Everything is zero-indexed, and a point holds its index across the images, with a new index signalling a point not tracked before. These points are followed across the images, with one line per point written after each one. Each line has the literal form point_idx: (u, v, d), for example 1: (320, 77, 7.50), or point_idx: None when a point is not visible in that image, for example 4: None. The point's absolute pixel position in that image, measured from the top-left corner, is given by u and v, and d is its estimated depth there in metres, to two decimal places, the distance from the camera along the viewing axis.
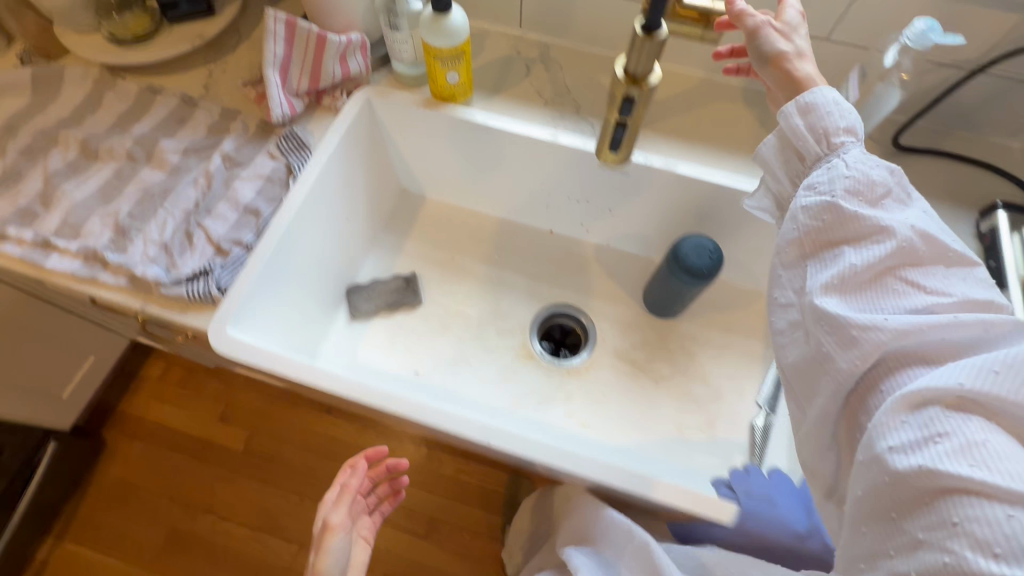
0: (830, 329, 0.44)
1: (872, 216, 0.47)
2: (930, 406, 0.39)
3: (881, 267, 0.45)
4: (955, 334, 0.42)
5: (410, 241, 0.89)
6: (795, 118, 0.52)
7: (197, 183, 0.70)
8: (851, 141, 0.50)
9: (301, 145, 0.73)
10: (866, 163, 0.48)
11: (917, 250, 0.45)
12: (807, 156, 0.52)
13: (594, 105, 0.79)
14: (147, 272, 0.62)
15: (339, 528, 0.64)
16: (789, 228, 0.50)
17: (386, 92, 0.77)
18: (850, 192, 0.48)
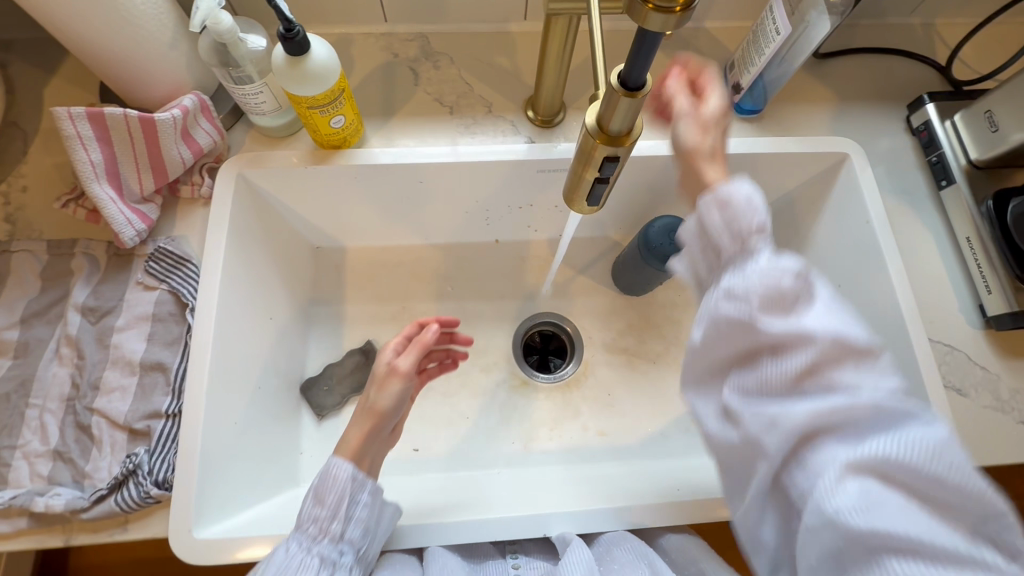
0: (751, 411, 0.38)
1: (792, 328, 0.37)
2: (866, 467, 0.34)
3: (797, 373, 0.37)
4: (872, 424, 0.35)
5: (349, 303, 0.76)
6: (710, 211, 0.42)
7: (62, 356, 0.54)
8: (767, 242, 0.41)
9: (180, 261, 0.57)
10: (775, 271, 0.38)
11: (835, 353, 0.36)
12: (717, 255, 0.42)
13: (504, 97, 0.69)
14: (52, 502, 0.48)
15: (402, 377, 0.55)
16: (705, 338, 0.41)
17: (259, 158, 0.61)
18: (767, 304, 0.38)
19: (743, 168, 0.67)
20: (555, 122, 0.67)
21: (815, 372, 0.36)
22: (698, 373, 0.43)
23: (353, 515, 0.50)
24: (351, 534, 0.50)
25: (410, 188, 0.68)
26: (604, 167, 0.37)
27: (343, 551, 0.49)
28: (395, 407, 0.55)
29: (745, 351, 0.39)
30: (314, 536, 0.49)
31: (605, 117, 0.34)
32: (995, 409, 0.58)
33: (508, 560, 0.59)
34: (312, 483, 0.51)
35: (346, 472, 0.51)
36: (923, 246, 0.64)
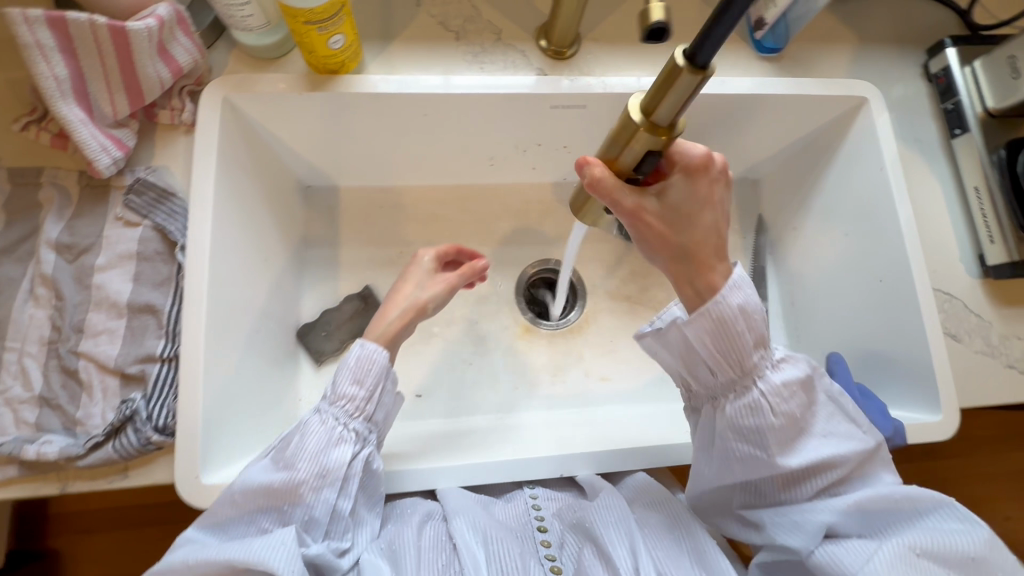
0: (775, 518, 0.48)
1: (812, 459, 0.47)
2: (912, 558, 0.42)
3: (815, 495, 0.48)
4: (862, 498, 0.45)
5: (344, 247, 0.73)
6: (704, 336, 0.47)
7: (39, 297, 0.50)
8: (764, 356, 0.48)
9: (163, 195, 0.52)
10: (784, 400, 0.47)
11: (863, 457, 0.48)
12: (727, 371, 0.48)
13: (513, 24, 0.64)
14: (44, 449, 0.46)
15: (447, 287, 0.57)
16: (717, 470, 0.51)
17: (247, 82, 0.55)
18: (777, 442, 0.48)
19: (760, 110, 0.65)
20: (569, 53, 0.63)
21: (823, 465, 0.47)
22: (726, 482, 0.51)
23: (382, 399, 0.52)
24: (377, 416, 0.52)
25: (413, 122, 0.63)
26: (642, 159, 0.43)
27: (372, 430, 0.51)
28: (439, 304, 0.57)
29: (766, 483, 0.49)
30: (348, 415, 0.50)
31: (656, 103, 0.39)
32: (985, 353, 0.60)
33: (526, 490, 0.60)
34: (344, 363, 0.51)
35: (381, 359, 0.51)
36: (931, 197, 0.64)
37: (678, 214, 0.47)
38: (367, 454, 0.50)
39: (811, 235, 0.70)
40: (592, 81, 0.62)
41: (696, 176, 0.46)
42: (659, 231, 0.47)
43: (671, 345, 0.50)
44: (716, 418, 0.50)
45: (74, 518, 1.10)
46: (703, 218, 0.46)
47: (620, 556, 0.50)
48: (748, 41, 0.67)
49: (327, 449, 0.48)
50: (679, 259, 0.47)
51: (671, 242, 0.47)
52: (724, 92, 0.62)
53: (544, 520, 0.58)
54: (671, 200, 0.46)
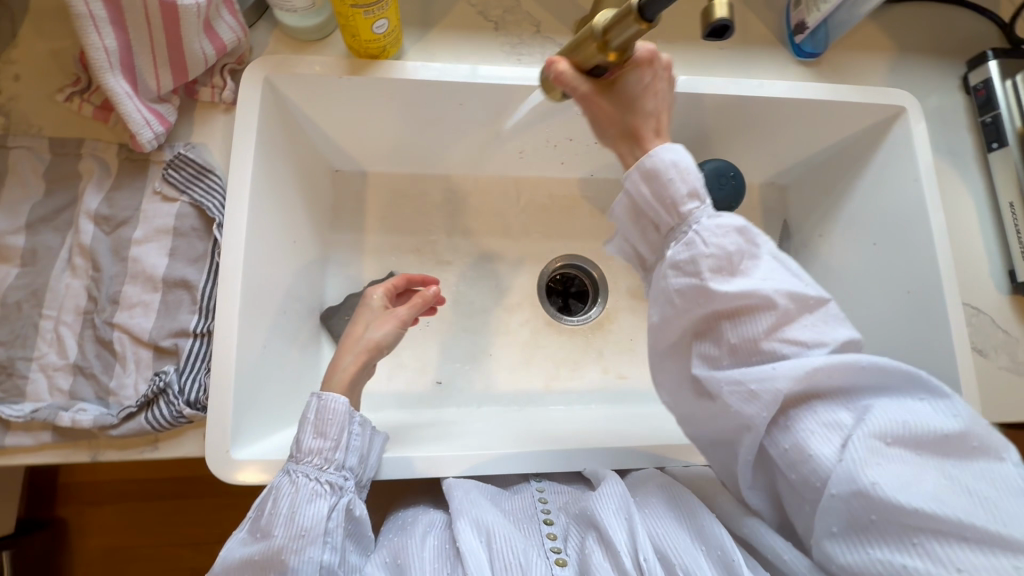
0: (731, 387, 0.44)
1: (748, 290, 0.44)
2: (883, 441, 0.40)
3: (758, 338, 0.44)
4: (819, 363, 0.41)
5: (369, 232, 0.73)
6: (639, 186, 0.48)
7: (76, 267, 0.50)
8: (699, 205, 0.47)
9: (201, 171, 0.52)
10: (718, 234, 0.45)
11: (792, 309, 0.44)
12: (661, 226, 0.49)
13: (552, 17, 0.64)
14: (79, 417, 0.46)
15: (399, 322, 0.56)
16: (668, 310, 0.48)
17: (288, 63, 0.55)
18: (714, 270, 0.45)
19: (796, 114, 0.65)
20: None
21: (765, 303, 0.43)
22: (672, 342, 0.49)
23: (351, 444, 0.50)
24: (351, 462, 0.50)
25: (447, 111, 0.63)
26: (591, 65, 0.48)
27: (345, 478, 0.49)
28: (393, 342, 0.55)
29: (708, 319, 0.46)
30: (319, 469, 0.48)
31: (610, 29, 0.43)
32: (1010, 369, 0.60)
33: (533, 484, 0.60)
34: (307, 418, 0.50)
35: (343, 406, 0.50)
36: (965, 210, 0.64)
37: (623, 101, 0.50)
38: (346, 503, 0.49)
39: (838, 242, 0.70)
40: None
41: (641, 68, 0.49)
42: (607, 117, 0.50)
43: (624, 212, 0.51)
44: (659, 266, 0.49)
45: (84, 488, 1.12)
46: (646, 106, 0.50)
47: (617, 529, 0.50)
48: (786, 45, 0.66)
49: (301, 508, 0.46)
50: (625, 138, 0.50)
51: (615, 127, 0.50)
52: (761, 94, 0.62)
53: (550, 514, 0.56)
54: (620, 89, 0.50)
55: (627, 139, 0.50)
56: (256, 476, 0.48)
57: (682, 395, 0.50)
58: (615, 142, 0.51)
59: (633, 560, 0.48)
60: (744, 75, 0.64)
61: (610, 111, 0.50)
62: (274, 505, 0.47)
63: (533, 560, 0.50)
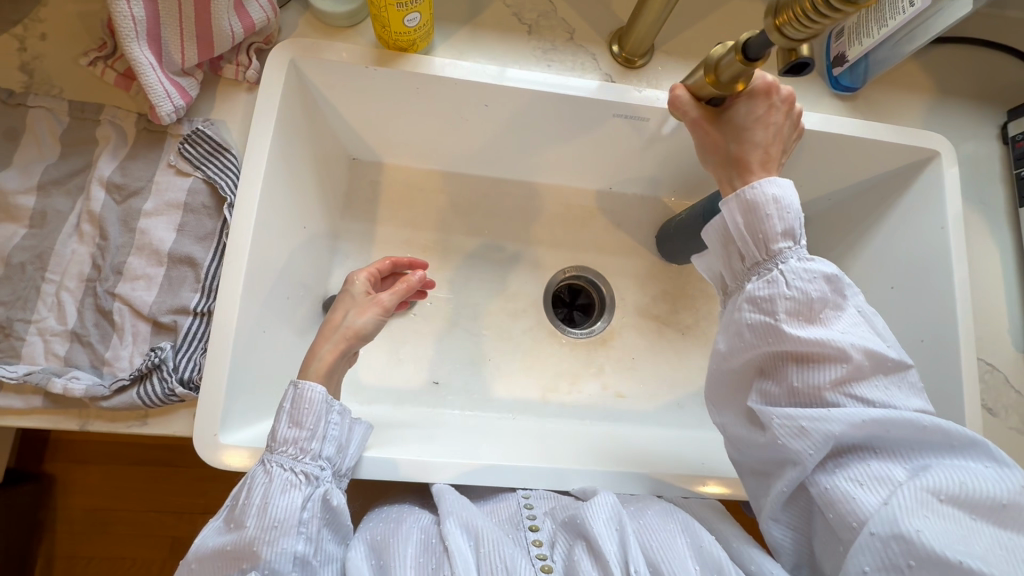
0: (783, 421, 0.45)
1: (822, 339, 0.44)
2: (936, 495, 0.40)
3: (825, 385, 0.44)
4: (884, 416, 0.42)
5: (381, 224, 0.72)
6: (735, 215, 0.47)
7: (83, 234, 0.50)
8: (790, 247, 0.46)
9: (217, 149, 0.52)
10: (805, 279, 0.45)
11: (866, 365, 0.44)
12: (746, 259, 0.48)
13: (587, 25, 0.62)
14: (71, 385, 0.46)
15: (380, 309, 0.55)
16: (736, 342, 0.48)
17: (315, 48, 0.55)
18: (792, 312, 0.45)
19: (825, 148, 0.63)
20: (639, 63, 0.62)
21: (837, 352, 0.44)
22: (736, 370, 0.49)
23: (328, 434, 0.50)
24: (328, 452, 0.49)
25: (471, 110, 0.62)
26: (703, 95, 0.48)
27: (322, 468, 0.49)
28: (374, 330, 0.55)
29: (776, 357, 0.46)
30: (297, 458, 0.48)
31: (719, 64, 0.44)
32: (1019, 431, 0.59)
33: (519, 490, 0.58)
34: (284, 407, 0.50)
35: (320, 394, 0.50)
36: (989, 264, 0.62)
37: (731, 129, 0.49)
38: (322, 493, 0.48)
39: (854, 282, 0.69)
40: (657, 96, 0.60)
41: (755, 98, 0.48)
42: (712, 144, 0.49)
43: (709, 237, 0.51)
44: (736, 295, 0.49)
45: (76, 446, 1.13)
46: (755, 137, 0.48)
47: (608, 541, 0.49)
48: (823, 76, 0.65)
49: (274, 497, 0.46)
50: (724, 164, 0.49)
51: (718, 154, 0.49)
52: None
53: (536, 519, 0.55)
54: (730, 118, 0.48)
55: (728, 167, 0.49)
56: (241, 458, 0.48)
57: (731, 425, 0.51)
58: (721, 170, 0.50)
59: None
60: None
61: (715, 138, 0.49)
62: (248, 496, 0.47)
63: (519, 564, 0.50)
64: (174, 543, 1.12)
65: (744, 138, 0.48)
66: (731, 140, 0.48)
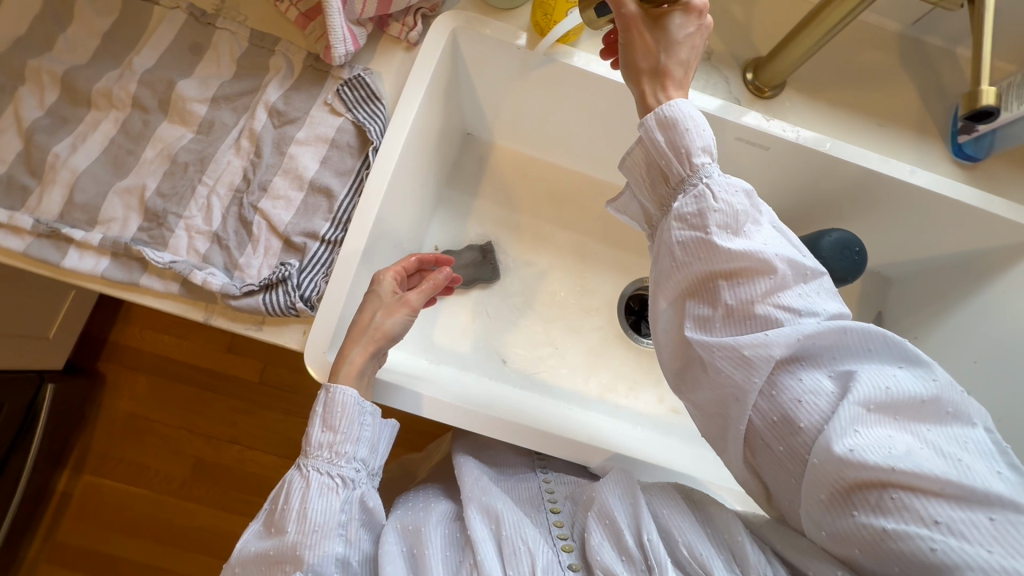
0: (720, 351, 0.40)
1: (748, 251, 0.40)
2: (865, 407, 0.36)
3: (753, 301, 0.40)
4: (808, 331, 0.38)
5: (480, 199, 0.76)
6: (654, 130, 0.44)
7: (240, 148, 0.55)
8: (711, 162, 0.43)
9: (372, 96, 0.56)
10: (729, 190, 0.41)
11: (790, 276, 0.41)
12: (669, 178, 0.44)
13: (726, 49, 0.65)
14: (209, 280, 0.50)
15: (409, 310, 0.52)
16: (666, 266, 0.43)
17: (475, 22, 0.59)
18: (720, 226, 0.41)
19: (932, 209, 0.64)
20: (769, 94, 0.64)
21: (765, 263, 0.40)
22: (666, 301, 0.44)
23: (361, 435, 0.50)
24: (362, 453, 0.49)
25: (598, 108, 0.65)
26: None
27: (354, 469, 0.49)
28: (403, 332, 0.52)
29: (706, 279, 0.41)
30: (331, 462, 0.48)
31: None
32: None
33: (539, 474, 0.61)
34: (317, 409, 0.50)
35: (351, 398, 0.48)
36: None
37: (663, 39, 0.45)
38: (359, 495, 0.48)
39: (936, 349, 0.68)
40: (782, 128, 0.62)
41: (690, 14, 0.45)
42: (642, 49, 0.46)
43: (633, 163, 0.46)
44: (662, 221, 0.44)
45: (132, 350, 1.20)
46: (683, 53, 0.45)
47: (622, 515, 0.47)
48: (946, 142, 0.65)
49: (312, 501, 0.46)
50: (653, 77, 0.45)
51: (647, 63, 0.46)
52: (910, 181, 0.62)
53: (556, 502, 0.57)
54: (664, 25, 0.45)
55: (655, 81, 0.46)
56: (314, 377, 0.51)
57: (670, 364, 0.45)
58: (645, 79, 0.46)
59: (642, 553, 0.45)
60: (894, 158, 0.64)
61: (643, 41, 0.45)
62: (287, 501, 0.47)
63: (539, 546, 0.49)
64: (197, 464, 1.16)
65: (674, 51, 0.45)
66: (664, 50, 0.45)
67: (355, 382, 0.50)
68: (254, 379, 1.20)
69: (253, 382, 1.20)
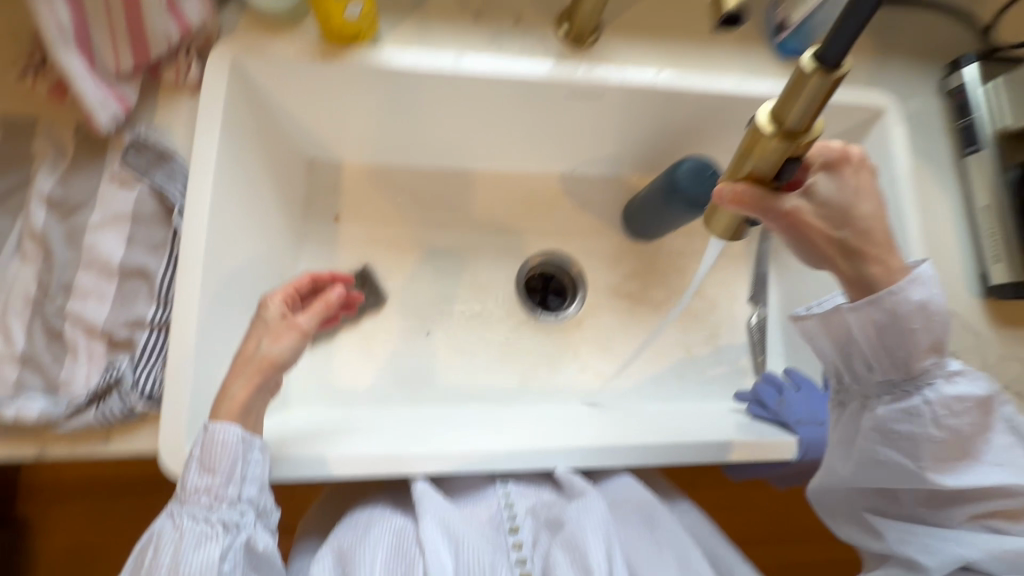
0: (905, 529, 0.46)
1: (978, 491, 0.43)
2: (1004, 545, 0.41)
3: (922, 449, 0.44)
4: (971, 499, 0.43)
5: (343, 223, 0.71)
6: (874, 321, 0.44)
7: (27, 253, 0.48)
8: (936, 361, 0.44)
9: (161, 155, 0.50)
10: (960, 412, 0.43)
11: (1005, 503, 0.42)
12: (886, 372, 0.45)
13: (534, 7, 0.63)
14: (24, 410, 0.44)
15: (299, 335, 0.47)
16: (869, 434, 0.46)
17: (256, 46, 0.54)
18: (938, 461, 0.44)
19: None
20: (590, 41, 0.61)
21: (984, 494, 0.43)
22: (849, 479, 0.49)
23: (249, 475, 0.44)
24: (248, 494, 0.44)
25: (423, 100, 0.62)
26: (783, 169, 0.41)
27: (240, 512, 0.43)
28: (294, 359, 0.47)
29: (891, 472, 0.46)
30: (208, 508, 0.43)
31: (791, 113, 0.36)
32: (981, 373, 0.60)
33: (499, 488, 0.56)
34: (191, 449, 0.44)
35: (234, 434, 0.43)
36: (938, 217, 0.64)
37: (836, 211, 0.44)
38: (244, 540, 0.43)
39: None
40: (609, 73, 0.61)
41: (840, 168, 0.45)
42: (812, 239, 0.45)
43: (824, 323, 0.47)
44: (872, 405, 0.47)
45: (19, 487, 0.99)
46: (864, 207, 0.44)
47: (595, 551, 0.49)
48: (770, 47, 0.66)
49: (184, 556, 0.41)
50: (846, 256, 0.45)
51: (830, 246, 0.45)
52: (742, 91, 0.63)
53: (516, 520, 0.54)
54: (829, 199, 0.44)
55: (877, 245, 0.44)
56: None
57: (844, 512, 0.52)
58: (830, 256, 0.45)
59: None
60: (724, 73, 0.64)
61: (806, 234, 0.45)
62: (155, 556, 0.42)
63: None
64: None
65: (851, 214, 0.44)
66: (860, 206, 0.44)
67: (240, 417, 0.44)
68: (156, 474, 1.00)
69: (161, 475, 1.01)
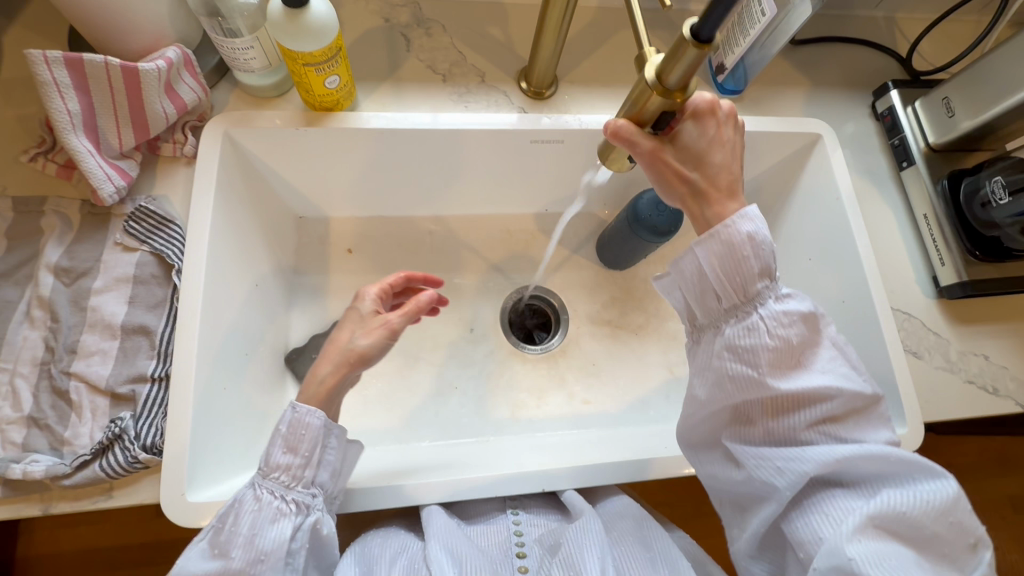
0: (764, 454, 0.46)
1: (811, 395, 0.45)
2: (841, 454, 0.43)
3: (763, 369, 0.46)
4: (806, 412, 0.45)
5: (332, 274, 0.75)
6: (711, 257, 0.47)
7: (34, 319, 0.51)
8: (767, 283, 0.47)
9: (161, 221, 0.55)
10: (786, 323, 0.46)
11: (831, 406, 0.45)
12: (724, 296, 0.47)
13: (496, 68, 0.70)
14: (31, 468, 0.46)
15: (387, 332, 0.49)
16: (725, 362, 0.47)
17: (247, 118, 0.60)
18: (775, 369, 0.46)
19: None
20: (548, 93, 0.69)
21: (817, 402, 0.45)
22: (714, 412, 0.49)
23: (325, 460, 0.48)
24: (321, 478, 0.48)
25: (401, 155, 0.67)
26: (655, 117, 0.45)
27: (315, 496, 0.47)
28: (379, 355, 0.49)
29: (751, 404, 0.47)
30: (287, 484, 0.46)
31: (668, 71, 0.40)
32: (946, 369, 0.64)
33: (509, 516, 0.59)
34: (280, 426, 0.47)
35: (317, 422, 0.47)
36: (887, 227, 0.69)
37: (690, 156, 0.48)
38: (313, 522, 0.46)
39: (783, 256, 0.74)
40: (569, 120, 0.67)
41: (704, 119, 0.48)
42: (671, 177, 0.48)
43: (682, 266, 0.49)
44: (715, 330, 0.49)
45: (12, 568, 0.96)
46: (715, 157, 0.48)
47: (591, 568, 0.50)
48: (711, 85, 0.73)
49: (263, 529, 0.44)
50: (694, 197, 0.48)
51: (684, 187, 0.49)
52: None
53: (523, 547, 0.56)
54: (688, 144, 0.48)
55: (721, 190, 0.48)
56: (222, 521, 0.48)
57: (709, 452, 0.52)
58: (682, 195, 0.49)
59: None
60: None
61: (663, 177, 0.48)
62: (234, 523, 0.44)
63: None
64: None
65: (705, 163, 0.48)
66: (716, 153, 0.48)
67: (324, 404, 0.48)
68: (153, 539, 0.98)
69: (158, 541, 0.99)
